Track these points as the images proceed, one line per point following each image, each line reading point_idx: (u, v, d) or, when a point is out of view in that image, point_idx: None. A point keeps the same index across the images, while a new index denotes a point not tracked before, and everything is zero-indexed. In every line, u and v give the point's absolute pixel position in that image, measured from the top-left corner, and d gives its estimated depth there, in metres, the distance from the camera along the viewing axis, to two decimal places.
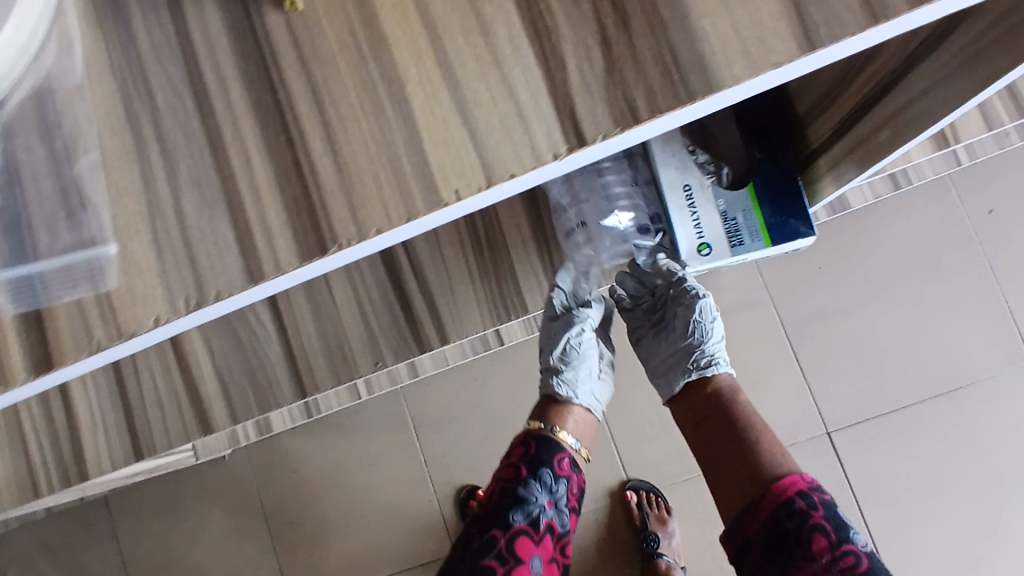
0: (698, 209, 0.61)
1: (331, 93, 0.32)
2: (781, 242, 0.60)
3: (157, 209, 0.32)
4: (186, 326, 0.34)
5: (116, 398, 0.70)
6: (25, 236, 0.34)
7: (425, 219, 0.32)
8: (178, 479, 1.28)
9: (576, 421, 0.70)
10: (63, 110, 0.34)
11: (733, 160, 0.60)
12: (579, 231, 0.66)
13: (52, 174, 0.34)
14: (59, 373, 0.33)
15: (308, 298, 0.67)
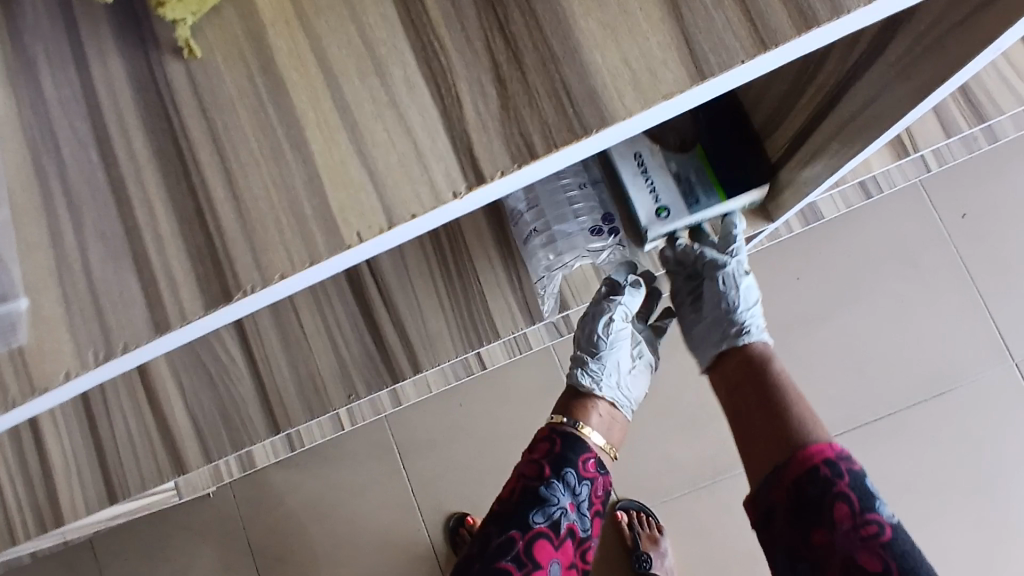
0: (649, 173, 0.57)
1: (231, 138, 0.32)
2: (739, 194, 0.57)
3: (67, 264, 0.32)
4: (110, 373, 0.34)
5: (86, 443, 0.70)
6: None
7: (329, 262, 0.32)
8: (162, 522, 1.26)
9: (601, 416, 0.71)
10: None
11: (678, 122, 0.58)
12: (535, 237, 0.63)
13: None
14: (3, 417, 0.34)
15: (279, 332, 0.66)
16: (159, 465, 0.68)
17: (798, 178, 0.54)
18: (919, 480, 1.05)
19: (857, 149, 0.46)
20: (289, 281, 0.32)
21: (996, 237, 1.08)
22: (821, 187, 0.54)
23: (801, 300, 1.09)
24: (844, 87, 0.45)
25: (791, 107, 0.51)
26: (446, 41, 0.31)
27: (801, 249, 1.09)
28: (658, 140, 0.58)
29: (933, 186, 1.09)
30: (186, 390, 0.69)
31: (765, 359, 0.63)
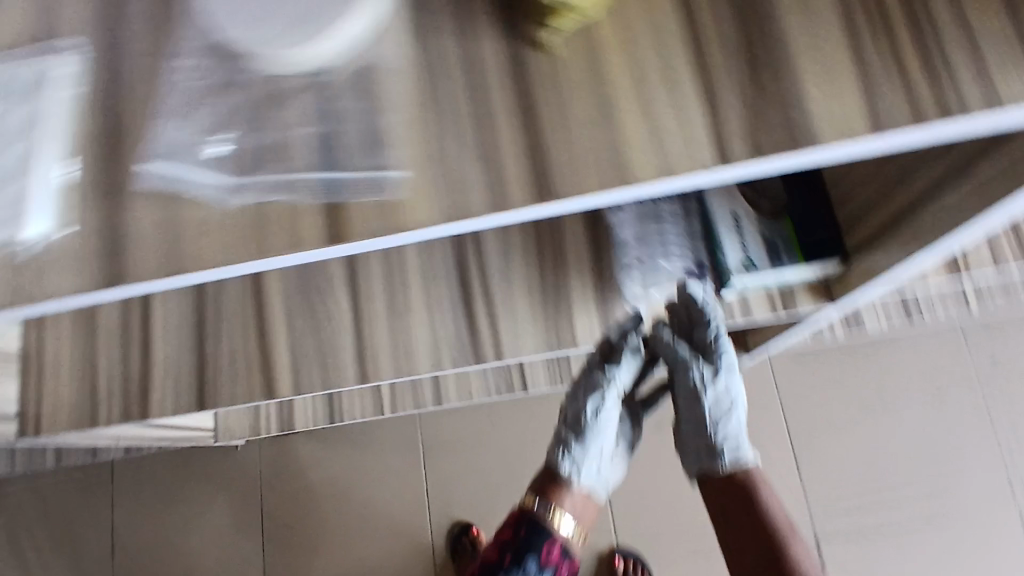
0: (743, 234, 0.65)
1: (487, 61, 0.33)
2: (817, 262, 0.63)
3: (320, 148, 0.33)
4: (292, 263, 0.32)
5: (194, 352, 0.79)
6: (335, 159, 0.33)
7: (550, 206, 0.30)
8: (185, 463, 1.34)
9: (574, 502, 0.68)
10: (377, 82, 0.34)
11: (772, 194, 0.66)
12: (636, 267, 0.68)
13: (364, 120, 0.33)
14: (205, 274, 0.32)
15: (386, 297, 0.75)
16: (254, 386, 0.77)
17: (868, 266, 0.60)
18: None
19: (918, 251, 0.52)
20: (484, 218, 0.31)
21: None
22: (883, 284, 0.60)
23: (830, 403, 1.16)
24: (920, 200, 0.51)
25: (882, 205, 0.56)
26: (725, 19, 0.32)
27: (830, 354, 1.18)
28: (753, 207, 0.66)
29: (973, 333, 1.17)
30: (291, 328, 0.77)
31: (751, 478, 0.59)
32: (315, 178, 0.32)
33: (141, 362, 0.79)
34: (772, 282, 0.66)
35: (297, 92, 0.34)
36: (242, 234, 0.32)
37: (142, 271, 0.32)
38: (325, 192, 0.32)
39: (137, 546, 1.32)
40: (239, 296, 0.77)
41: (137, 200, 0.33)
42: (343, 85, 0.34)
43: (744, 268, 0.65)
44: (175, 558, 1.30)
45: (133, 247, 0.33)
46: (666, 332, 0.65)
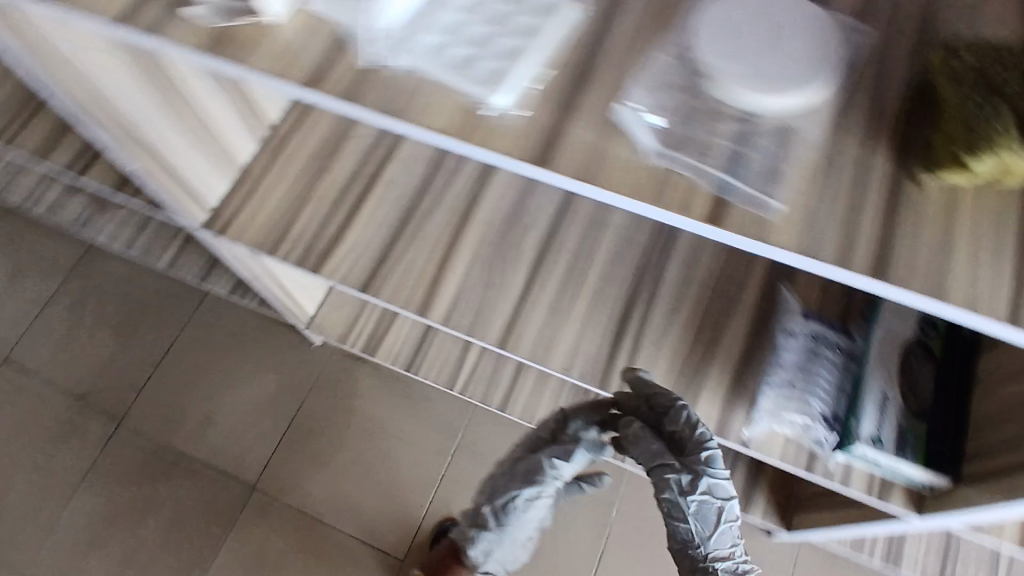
0: (885, 412, 0.71)
1: (879, 157, 0.40)
2: (933, 471, 0.69)
3: (726, 151, 0.40)
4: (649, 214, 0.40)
5: (381, 245, 0.90)
6: (737, 172, 0.39)
7: (861, 280, 0.37)
8: (262, 329, 1.40)
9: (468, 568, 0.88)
10: (791, 141, 0.40)
11: (920, 396, 0.72)
12: (780, 388, 0.75)
13: (771, 160, 0.40)
14: (580, 184, 0.39)
15: (555, 295, 0.85)
16: (413, 298, 0.88)
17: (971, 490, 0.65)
18: None
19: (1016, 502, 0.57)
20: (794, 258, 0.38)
21: None
22: (960, 517, 0.67)
23: None
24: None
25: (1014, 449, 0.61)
26: None
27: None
28: (903, 396, 0.72)
29: None
30: (468, 274, 0.87)
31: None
32: (716, 176, 0.39)
33: (339, 230, 0.91)
34: (889, 464, 0.70)
35: (729, 118, 0.41)
36: (643, 180, 0.39)
37: (558, 165, 0.40)
38: (720, 188, 0.39)
39: (175, 372, 1.37)
40: (441, 230, 0.90)
41: (578, 115, 0.41)
42: (767, 131, 0.41)
43: (872, 441, 0.70)
44: (201, 404, 1.35)
45: (563, 147, 0.40)
46: (634, 430, 0.66)
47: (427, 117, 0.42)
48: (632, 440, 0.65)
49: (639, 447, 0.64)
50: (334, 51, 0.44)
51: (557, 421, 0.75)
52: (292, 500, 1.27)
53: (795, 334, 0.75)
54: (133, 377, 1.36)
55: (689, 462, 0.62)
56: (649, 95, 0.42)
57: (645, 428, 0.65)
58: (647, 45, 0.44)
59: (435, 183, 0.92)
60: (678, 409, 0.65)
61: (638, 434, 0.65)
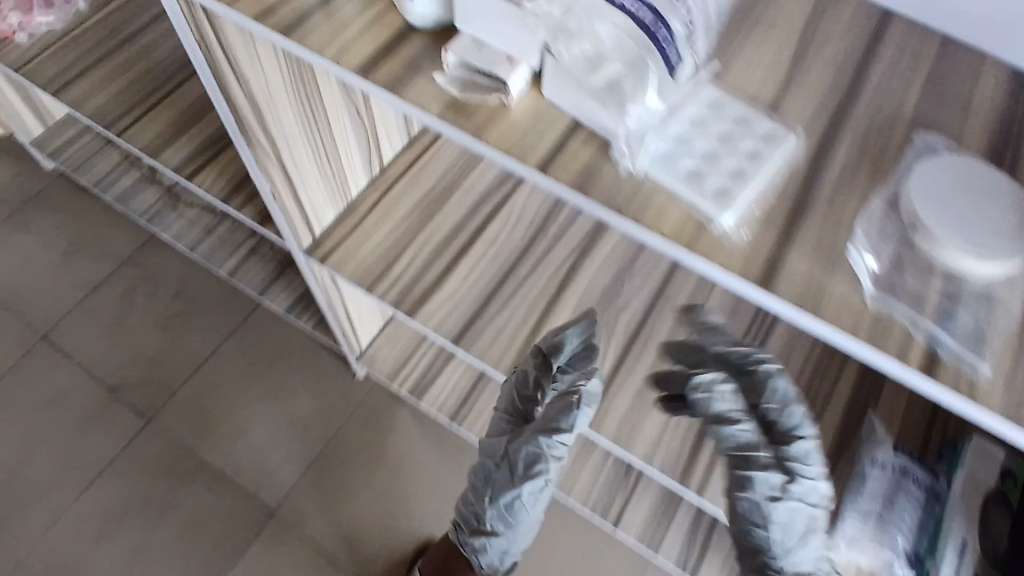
0: (960, 555, 0.69)
1: None
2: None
3: (930, 303, 0.44)
4: (841, 346, 0.44)
5: (478, 302, 0.93)
6: (947, 326, 0.43)
7: None
8: (308, 354, 1.38)
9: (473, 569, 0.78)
10: (998, 303, 0.44)
11: (996, 540, 0.70)
12: (862, 516, 0.77)
13: (979, 320, 0.43)
14: (784, 308, 0.44)
15: (642, 380, 0.87)
16: (503, 360, 0.90)
17: None
18: None
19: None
20: (984, 413, 0.41)
21: None
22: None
23: None
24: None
25: None
26: None
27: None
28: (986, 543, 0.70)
29: None
30: None
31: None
32: (927, 327, 0.43)
33: (439, 279, 0.93)
34: None
35: (941, 271, 0.45)
36: (854, 320, 0.43)
37: (777, 290, 0.44)
38: (927, 336, 0.43)
39: (214, 376, 1.35)
40: (538, 294, 0.92)
41: (794, 244, 0.45)
42: (977, 290, 0.44)
43: None
44: (233, 417, 1.32)
45: (779, 274, 0.44)
46: (721, 413, 0.50)
47: (657, 222, 0.45)
48: (718, 430, 0.51)
49: (722, 441, 0.51)
50: (564, 144, 0.48)
51: (535, 378, 0.69)
52: (312, 531, 1.23)
53: (881, 466, 0.78)
54: (172, 377, 1.35)
55: (784, 457, 0.49)
56: (873, 240, 0.45)
57: (730, 413, 0.50)
58: (858, 186, 0.47)
59: (536, 250, 0.95)
60: (769, 385, 0.50)
61: (728, 424, 0.50)
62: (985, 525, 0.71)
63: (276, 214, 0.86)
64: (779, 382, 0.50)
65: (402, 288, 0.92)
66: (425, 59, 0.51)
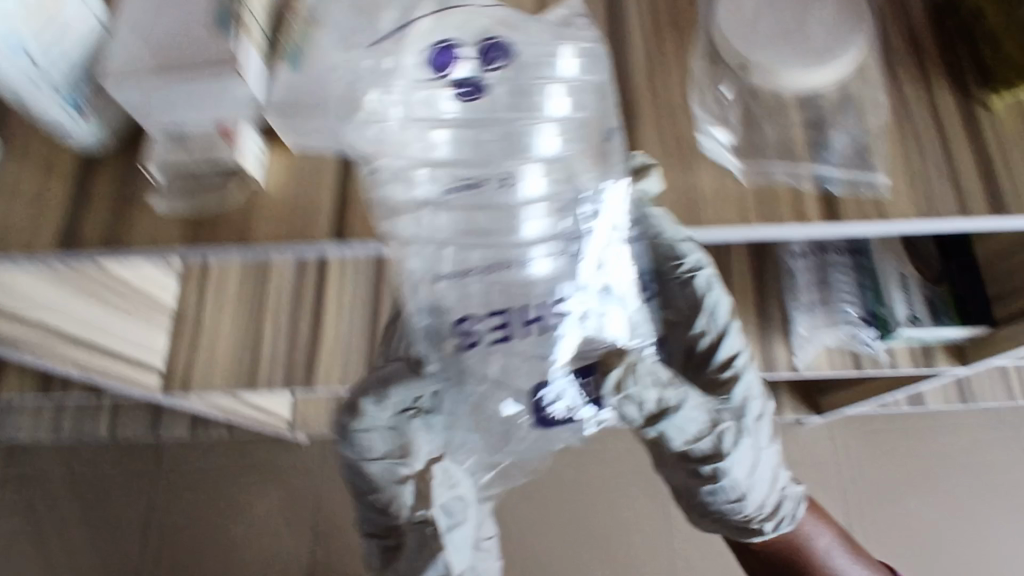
0: (910, 294, 0.74)
1: (908, 113, 0.47)
2: (973, 324, 0.73)
3: (784, 152, 0.46)
4: (733, 238, 0.46)
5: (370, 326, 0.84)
6: (808, 161, 0.46)
7: (925, 223, 0.45)
8: (240, 452, 1.29)
9: None
10: (833, 116, 0.47)
11: (928, 259, 0.76)
12: (809, 306, 0.77)
13: (830, 139, 0.46)
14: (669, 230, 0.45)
15: None
16: None
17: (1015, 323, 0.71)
18: None
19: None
20: (872, 227, 0.45)
21: None
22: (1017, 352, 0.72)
23: (888, 477, 1.23)
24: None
25: (1008, 299, 0.72)
26: None
27: (882, 438, 1.25)
28: (919, 269, 0.76)
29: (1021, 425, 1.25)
30: None
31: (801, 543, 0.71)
32: (806, 172, 0.46)
33: (313, 330, 0.84)
34: (929, 334, 0.74)
35: (783, 110, 0.47)
36: (741, 206, 0.45)
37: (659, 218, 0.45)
38: (812, 179, 0.45)
39: (167, 534, 1.26)
40: None
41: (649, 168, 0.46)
42: (815, 114, 0.47)
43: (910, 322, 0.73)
44: (213, 552, 1.25)
45: None
46: (680, 404, 0.59)
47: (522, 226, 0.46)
48: (674, 429, 0.61)
49: (684, 427, 0.61)
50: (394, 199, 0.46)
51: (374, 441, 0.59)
52: None
53: (800, 255, 0.77)
54: (128, 558, 1.25)
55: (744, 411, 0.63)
56: (720, 117, 0.48)
57: (684, 400, 0.59)
58: (669, 73, 0.49)
59: None
60: (704, 300, 0.63)
61: (680, 412, 0.60)
62: (912, 262, 0.76)
63: (106, 383, 0.77)
64: (707, 298, 0.63)
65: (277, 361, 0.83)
66: (130, 180, 0.45)
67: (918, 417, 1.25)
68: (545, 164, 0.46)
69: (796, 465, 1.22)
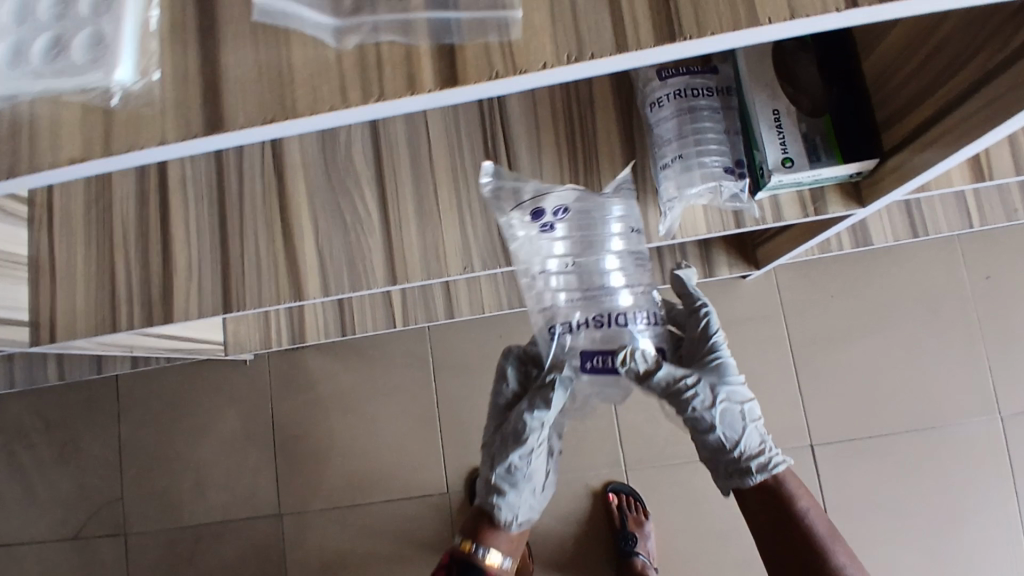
0: (784, 131, 0.64)
1: None
2: (855, 161, 0.65)
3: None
4: (343, 122, 0.30)
5: (215, 253, 0.78)
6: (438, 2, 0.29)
7: (619, 60, 0.29)
8: (194, 375, 1.37)
9: (510, 544, 0.91)
10: None
11: (813, 89, 0.65)
12: (675, 163, 0.68)
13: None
14: (250, 132, 0.30)
15: (415, 200, 0.76)
16: (280, 288, 0.77)
17: (911, 148, 0.59)
18: (896, 511, 1.17)
19: (957, 151, 0.53)
20: (542, 77, 0.29)
21: (1012, 308, 1.20)
22: (909, 184, 0.62)
23: (831, 317, 1.22)
24: (954, 104, 0.53)
25: (903, 118, 0.60)
26: None
27: (821, 278, 1.22)
28: (794, 102, 0.65)
29: (969, 244, 1.21)
30: (320, 229, 0.77)
31: (787, 492, 0.77)
32: (427, 18, 0.29)
33: (155, 268, 0.79)
34: (807, 178, 0.66)
35: None
36: (337, 80, 0.29)
37: (236, 121, 0.29)
38: (439, 34, 0.29)
39: (143, 457, 1.38)
40: (264, 198, 0.78)
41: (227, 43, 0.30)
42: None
43: (782, 164, 0.64)
44: (186, 473, 1.35)
45: (225, 93, 0.29)
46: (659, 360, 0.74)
47: (54, 152, 0.30)
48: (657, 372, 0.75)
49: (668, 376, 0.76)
50: None
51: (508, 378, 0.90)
52: (317, 504, 1.29)
53: (663, 103, 0.68)
54: (110, 486, 1.39)
55: (721, 368, 0.80)
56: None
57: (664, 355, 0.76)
58: None
59: (229, 161, 0.79)
60: (702, 308, 0.84)
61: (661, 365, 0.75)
62: (790, 94, 0.65)
63: None
64: (708, 309, 0.83)
65: (122, 306, 0.80)
66: None
67: (858, 253, 1.21)
68: (633, 258, 0.75)
69: (733, 321, 1.22)
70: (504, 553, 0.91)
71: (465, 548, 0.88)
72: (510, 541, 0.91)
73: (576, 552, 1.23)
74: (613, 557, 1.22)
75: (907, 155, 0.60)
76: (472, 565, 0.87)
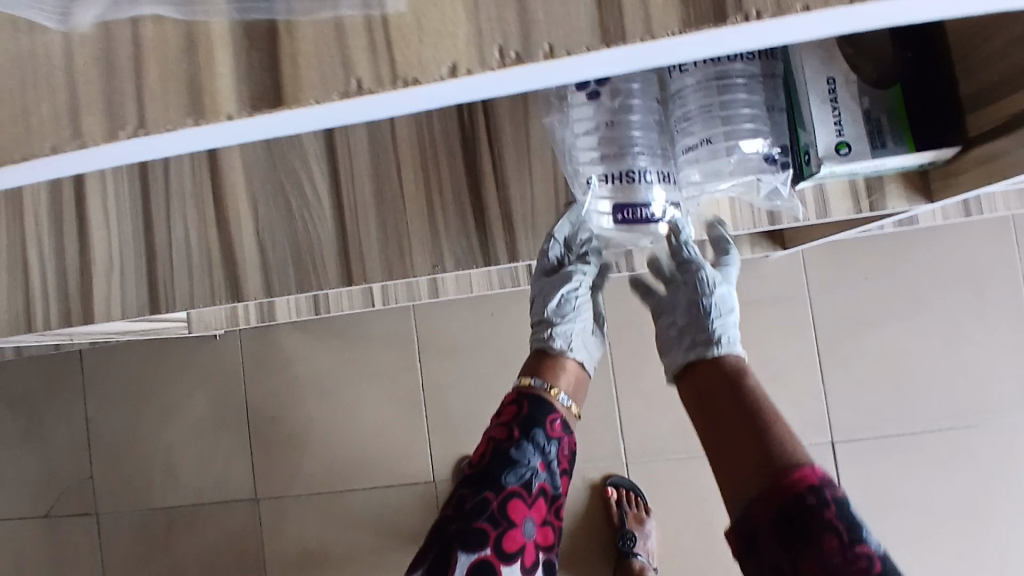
0: (839, 106, 0.50)
1: None
2: (930, 149, 0.50)
3: None
4: (210, 142, 0.35)
5: (138, 240, 0.66)
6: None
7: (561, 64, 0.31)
8: (160, 351, 1.27)
9: (569, 376, 0.69)
10: None
11: (879, 55, 0.51)
12: (701, 146, 0.55)
13: None
14: (115, 145, 0.33)
15: (373, 180, 0.62)
16: (215, 285, 0.64)
17: (1003, 137, 0.45)
18: (923, 514, 1.06)
19: None
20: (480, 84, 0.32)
21: None
22: (998, 182, 0.47)
23: (864, 300, 1.08)
24: None
25: (994, 99, 0.46)
26: None
27: (857, 255, 1.08)
28: (853, 67, 0.51)
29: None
30: (260, 216, 0.64)
31: (738, 365, 0.59)
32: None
33: (67, 259, 0.66)
34: (866, 168, 0.52)
35: None
36: (183, 102, 0.32)
37: (89, 138, 0.33)
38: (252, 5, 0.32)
39: (109, 437, 1.29)
40: (194, 176, 0.64)
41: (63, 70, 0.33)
42: None
43: (835, 152, 0.50)
44: (156, 454, 1.26)
45: None
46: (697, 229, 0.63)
47: None
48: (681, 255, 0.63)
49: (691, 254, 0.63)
50: None
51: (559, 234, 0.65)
52: (294, 489, 1.20)
53: (686, 68, 0.55)
54: (78, 466, 1.29)
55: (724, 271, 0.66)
56: None
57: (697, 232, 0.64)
58: None
59: None
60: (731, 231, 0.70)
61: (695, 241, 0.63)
62: (850, 59, 0.51)
63: None
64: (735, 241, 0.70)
65: (26, 305, 0.66)
66: None
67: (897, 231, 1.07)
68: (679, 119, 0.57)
69: (754, 304, 1.08)
70: (566, 392, 0.69)
71: (525, 385, 0.67)
72: (571, 377, 0.70)
73: (571, 547, 1.15)
74: (610, 554, 1.14)
75: (993, 143, 0.46)
76: (539, 400, 0.66)
